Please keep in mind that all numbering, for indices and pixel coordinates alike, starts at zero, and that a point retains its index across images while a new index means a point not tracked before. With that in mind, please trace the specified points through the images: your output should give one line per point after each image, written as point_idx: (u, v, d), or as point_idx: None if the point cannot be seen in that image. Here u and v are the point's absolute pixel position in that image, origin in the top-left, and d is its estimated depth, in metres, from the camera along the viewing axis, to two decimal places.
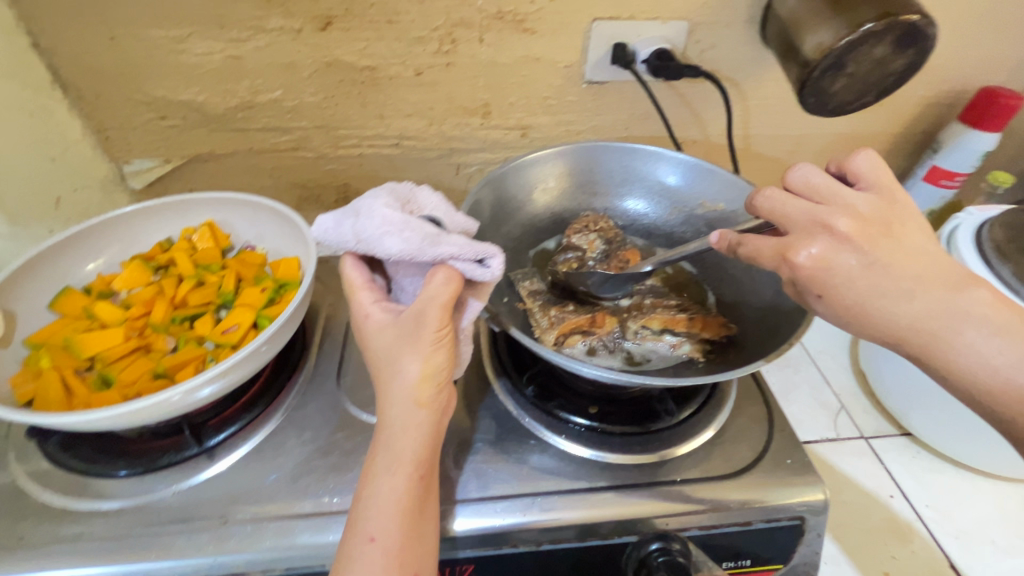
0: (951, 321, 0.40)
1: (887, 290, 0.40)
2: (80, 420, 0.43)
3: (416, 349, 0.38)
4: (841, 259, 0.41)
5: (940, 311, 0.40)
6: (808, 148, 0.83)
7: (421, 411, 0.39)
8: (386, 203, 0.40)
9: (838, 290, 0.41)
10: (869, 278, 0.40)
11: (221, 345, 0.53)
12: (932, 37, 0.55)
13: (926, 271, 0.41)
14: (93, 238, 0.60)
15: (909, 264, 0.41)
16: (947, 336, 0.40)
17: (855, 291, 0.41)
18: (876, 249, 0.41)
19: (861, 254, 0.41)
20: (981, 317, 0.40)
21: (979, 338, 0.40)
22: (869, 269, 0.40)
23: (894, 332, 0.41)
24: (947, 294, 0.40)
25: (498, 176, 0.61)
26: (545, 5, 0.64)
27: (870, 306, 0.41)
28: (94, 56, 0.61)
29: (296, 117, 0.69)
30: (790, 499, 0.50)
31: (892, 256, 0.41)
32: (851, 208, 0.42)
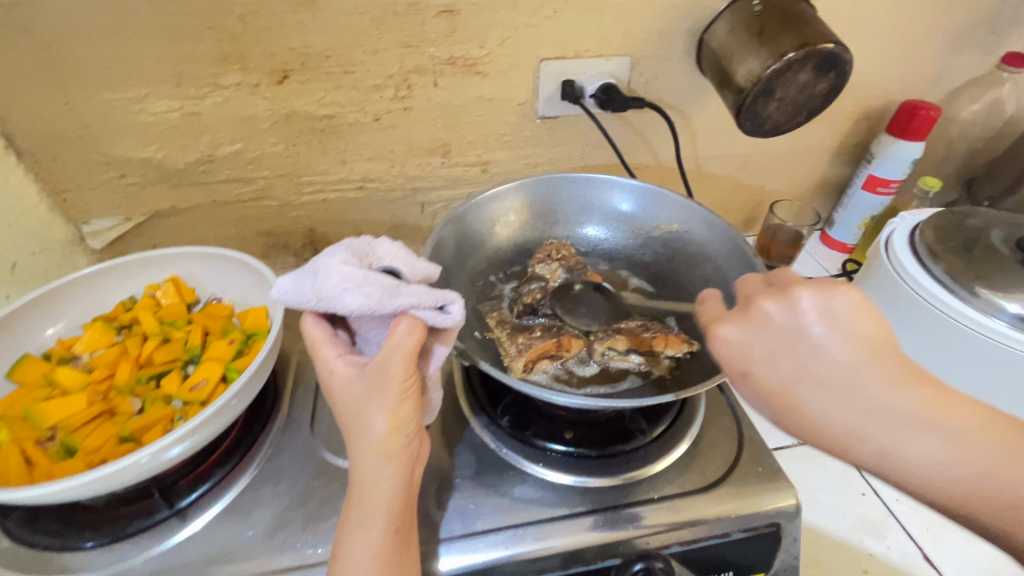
0: (894, 426, 0.36)
1: (818, 382, 0.38)
2: (45, 492, 0.41)
3: (382, 403, 0.39)
4: (754, 337, 0.40)
5: (882, 415, 0.36)
6: (754, 165, 0.87)
7: (391, 464, 0.40)
8: (343, 260, 0.41)
9: (760, 372, 0.40)
10: (790, 363, 0.38)
11: (189, 402, 0.52)
12: (849, 62, 0.60)
13: (867, 364, 0.37)
14: (51, 302, 0.59)
15: (844, 352, 0.37)
16: (892, 442, 0.36)
17: (778, 375, 0.39)
18: (802, 334, 0.38)
19: (780, 333, 0.39)
20: (929, 423, 0.36)
21: (928, 447, 0.36)
22: (794, 357, 0.38)
23: (831, 434, 0.38)
24: (891, 393, 0.36)
25: (460, 215, 0.63)
26: (494, 50, 0.67)
27: (798, 398, 0.38)
28: (48, 120, 0.61)
29: (258, 167, 0.70)
30: (763, 506, 0.51)
31: (823, 346, 0.38)
32: (784, 291, 0.40)
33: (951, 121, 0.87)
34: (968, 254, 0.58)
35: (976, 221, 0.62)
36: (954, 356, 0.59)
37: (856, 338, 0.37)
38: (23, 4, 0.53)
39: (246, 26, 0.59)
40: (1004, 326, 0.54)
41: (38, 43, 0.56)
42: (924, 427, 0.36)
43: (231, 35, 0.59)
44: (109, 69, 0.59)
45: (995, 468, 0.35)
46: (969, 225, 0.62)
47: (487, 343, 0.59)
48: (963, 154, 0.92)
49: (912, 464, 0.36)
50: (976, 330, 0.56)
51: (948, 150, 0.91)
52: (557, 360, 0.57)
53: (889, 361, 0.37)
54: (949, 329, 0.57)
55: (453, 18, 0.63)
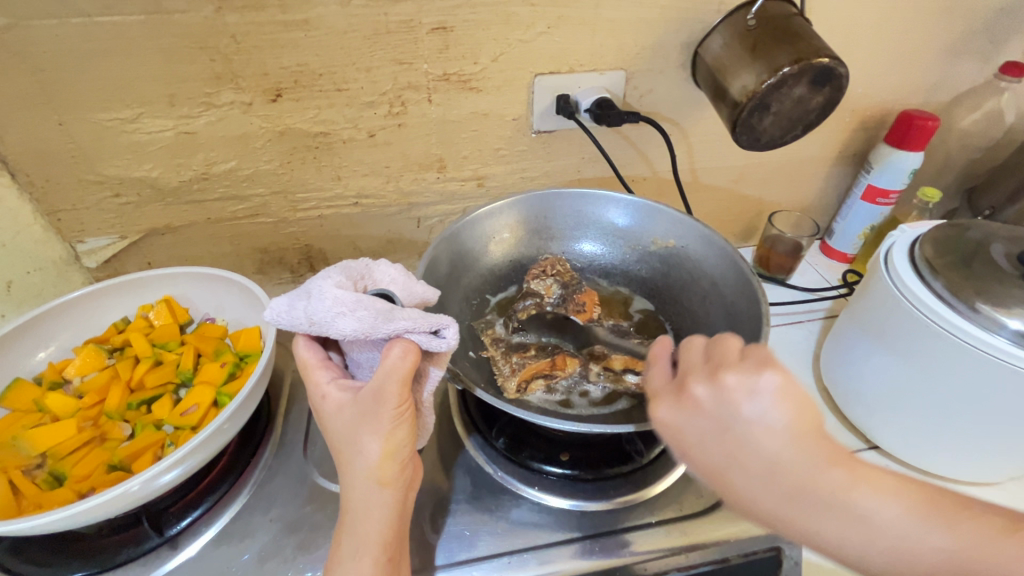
0: (820, 511, 0.34)
1: (746, 470, 0.36)
2: (31, 525, 0.41)
3: (375, 429, 0.38)
4: (690, 420, 0.38)
5: (808, 501, 0.34)
6: (752, 176, 0.87)
7: (384, 491, 0.39)
8: (337, 283, 0.41)
9: (694, 457, 0.38)
10: (723, 449, 0.36)
11: (180, 427, 0.51)
12: (845, 75, 0.60)
13: (796, 447, 0.35)
14: (44, 325, 0.58)
15: (769, 438, 0.35)
16: (818, 527, 0.34)
17: (712, 459, 0.37)
18: (734, 419, 0.36)
19: (711, 418, 0.37)
20: (851, 504, 0.34)
21: (855, 528, 0.34)
22: (723, 444, 0.36)
23: (765, 518, 0.36)
24: (816, 477, 0.34)
25: (454, 233, 0.62)
26: (488, 65, 0.66)
27: (729, 484, 0.36)
28: (41, 141, 0.61)
29: (252, 185, 0.70)
30: (763, 529, 0.51)
31: (751, 433, 0.35)
32: (714, 373, 0.38)
33: (950, 130, 0.86)
34: (967, 269, 0.57)
35: (976, 234, 0.61)
36: (953, 373, 0.57)
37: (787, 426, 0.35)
38: (14, 28, 0.53)
39: (238, 46, 0.59)
40: (1005, 343, 0.53)
41: (30, 66, 0.56)
42: (850, 508, 0.34)
43: (223, 55, 0.59)
44: (101, 91, 0.59)
45: (925, 547, 0.33)
46: (968, 238, 0.61)
47: (482, 362, 0.58)
48: (963, 163, 0.91)
49: (845, 546, 0.34)
50: (977, 347, 0.54)
51: (948, 159, 0.90)
52: (552, 380, 0.57)
53: (813, 442, 0.35)
54: (950, 346, 0.56)
55: (446, 35, 0.63)
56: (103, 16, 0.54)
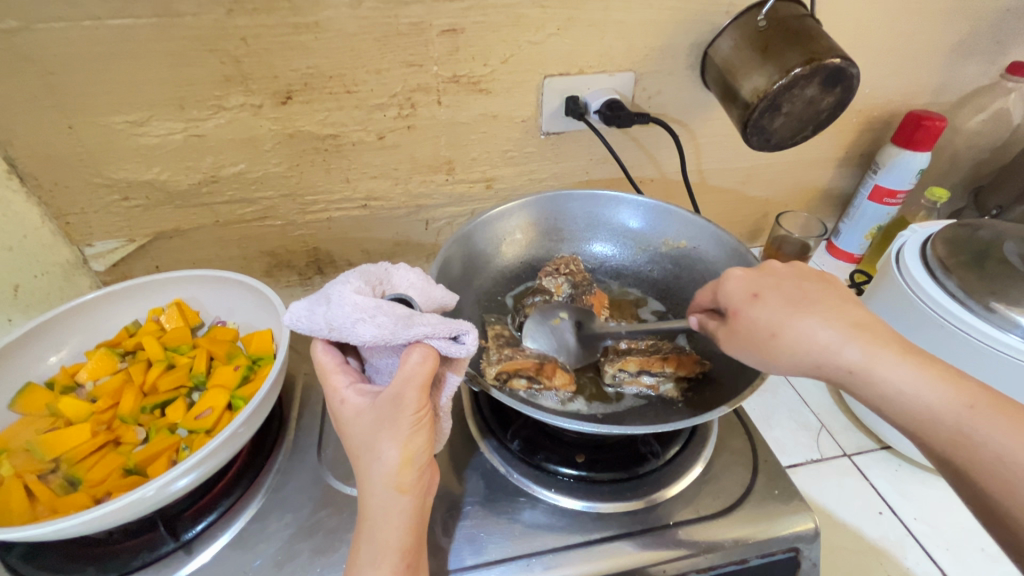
0: (870, 352, 0.41)
1: (811, 309, 0.44)
2: (47, 530, 0.41)
3: (394, 435, 0.38)
4: (764, 279, 0.47)
5: (859, 339, 0.42)
6: (759, 177, 0.87)
7: (403, 497, 0.39)
8: (356, 289, 0.41)
9: (763, 300, 0.45)
10: (789, 297, 0.45)
11: (195, 431, 0.51)
12: (855, 76, 0.60)
13: (853, 303, 0.45)
14: (54, 329, 0.58)
15: (827, 294, 0.45)
16: (868, 361, 0.41)
17: (777, 305, 0.45)
18: (799, 278, 0.47)
19: (776, 277, 0.47)
20: (894, 357, 0.41)
21: (891, 374, 0.41)
22: (790, 289, 0.46)
23: (819, 357, 0.42)
24: (862, 327, 0.42)
25: (466, 234, 0.62)
26: (497, 68, 0.67)
27: (796, 323, 0.43)
28: (50, 144, 0.61)
29: (261, 188, 0.70)
30: (780, 531, 0.51)
31: (809, 287, 0.45)
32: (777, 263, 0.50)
33: (956, 131, 0.87)
34: (980, 268, 0.58)
35: (987, 233, 0.61)
36: (966, 372, 0.58)
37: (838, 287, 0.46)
38: (25, 31, 0.53)
39: (249, 48, 0.59)
40: (1019, 343, 0.53)
41: (40, 69, 0.55)
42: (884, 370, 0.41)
43: (234, 58, 0.59)
44: (111, 93, 0.59)
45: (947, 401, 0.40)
46: (979, 237, 0.61)
47: (478, 350, 0.58)
48: (968, 163, 0.91)
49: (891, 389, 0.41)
50: (991, 346, 0.55)
51: (954, 160, 0.91)
52: (534, 383, 0.55)
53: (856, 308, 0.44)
54: (963, 345, 0.57)
55: (456, 37, 0.63)
56: (114, 19, 0.54)
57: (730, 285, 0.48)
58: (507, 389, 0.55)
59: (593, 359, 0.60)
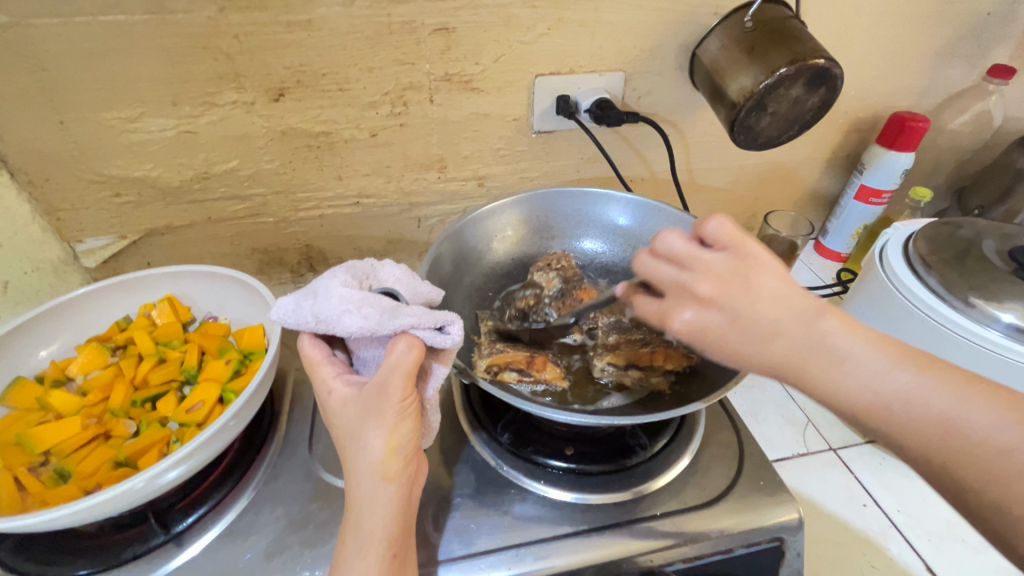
0: (823, 356, 0.36)
1: (758, 336, 0.37)
2: (39, 520, 0.41)
3: (380, 423, 0.38)
4: (709, 315, 0.38)
5: (807, 346, 0.37)
6: (747, 176, 0.88)
7: (389, 486, 0.39)
8: (343, 281, 0.41)
9: (715, 348, 0.39)
10: (739, 335, 0.38)
11: (186, 424, 0.52)
12: (839, 76, 0.61)
13: (795, 311, 0.37)
14: (46, 325, 0.58)
15: (770, 308, 0.37)
16: (827, 370, 0.36)
17: (734, 346, 0.38)
18: (741, 300, 0.37)
19: (723, 314, 0.38)
20: (849, 349, 0.36)
21: (852, 371, 0.36)
22: (734, 324, 0.38)
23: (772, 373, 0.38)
24: (809, 327, 0.37)
25: (457, 230, 0.63)
26: (488, 67, 0.67)
27: (745, 356, 0.38)
28: (42, 141, 0.61)
29: (253, 184, 0.70)
30: (765, 521, 0.51)
31: (753, 308, 0.37)
32: (712, 275, 0.38)
33: (939, 132, 0.88)
34: (961, 265, 0.59)
35: (968, 232, 0.63)
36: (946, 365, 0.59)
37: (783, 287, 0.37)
38: (16, 26, 0.53)
39: (241, 46, 0.59)
40: (998, 337, 0.54)
41: (32, 64, 0.56)
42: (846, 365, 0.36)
43: (227, 55, 0.59)
44: (103, 90, 0.59)
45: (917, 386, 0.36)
46: (960, 235, 0.63)
47: (469, 344, 0.59)
48: (952, 164, 0.93)
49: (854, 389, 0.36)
50: (971, 339, 0.56)
51: (938, 160, 0.93)
52: (524, 376, 0.56)
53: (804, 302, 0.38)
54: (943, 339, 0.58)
55: (448, 36, 0.64)
56: (106, 15, 0.54)
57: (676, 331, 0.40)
58: (497, 381, 0.56)
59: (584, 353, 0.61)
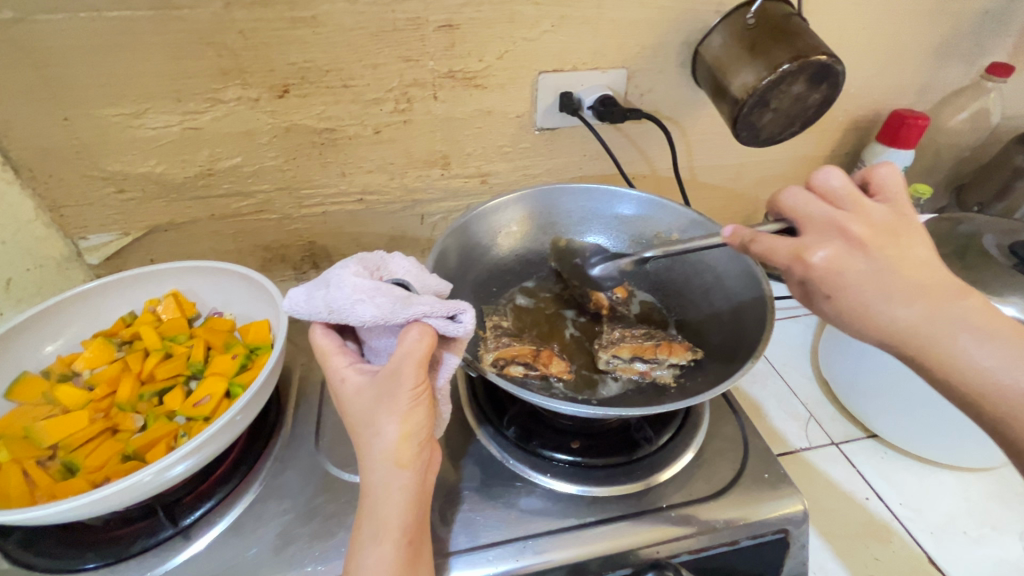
0: (948, 325, 0.40)
1: (894, 292, 0.41)
2: (47, 513, 0.41)
3: (393, 410, 0.39)
4: (851, 256, 0.42)
5: (938, 314, 0.40)
6: (749, 174, 0.89)
7: (404, 473, 0.39)
8: (355, 272, 0.41)
9: (846, 292, 0.42)
10: (873, 285, 0.41)
11: (193, 418, 0.52)
12: (841, 73, 0.62)
13: (935, 282, 0.41)
14: (51, 320, 0.58)
15: (913, 271, 0.41)
16: (948, 339, 0.40)
17: (861, 295, 0.41)
18: (885, 250, 0.42)
19: (868, 259, 0.42)
20: (975, 326, 0.40)
21: (972, 344, 0.40)
22: (878, 273, 0.41)
23: (893, 335, 0.41)
24: (944, 300, 0.41)
25: (463, 226, 0.63)
26: (492, 64, 0.68)
27: (873, 309, 0.41)
28: (46, 136, 0.61)
29: (257, 181, 0.70)
30: (769, 514, 0.52)
31: (899, 261, 0.41)
32: (868, 220, 0.43)
33: (939, 129, 0.89)
34: (961, 260, 0.60)
35: (967, 228, 0.64)
36: None
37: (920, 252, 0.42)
38: (21, 22, 0.53)
39: (246, 42, 0.59)
40: None
41: (37, 60, 0.56)
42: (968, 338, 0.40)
43: (231, 51, 0.59)
44: (108, 86, 0.59)
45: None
46: (960, 232, 0.63)
47: (474, 337, 0.59)
48: (951, 161, 0.94)
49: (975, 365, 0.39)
50: None
51: (937, 158, 0.93)
52: (530, 370, 0.56)
53: (944, 276, 0.42)
54: None
55: (452, 32, 0.64)
56: (112, 11, 0.54)
57: (811, 265, 0.43)
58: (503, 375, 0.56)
59: (596, 322, 0.65)
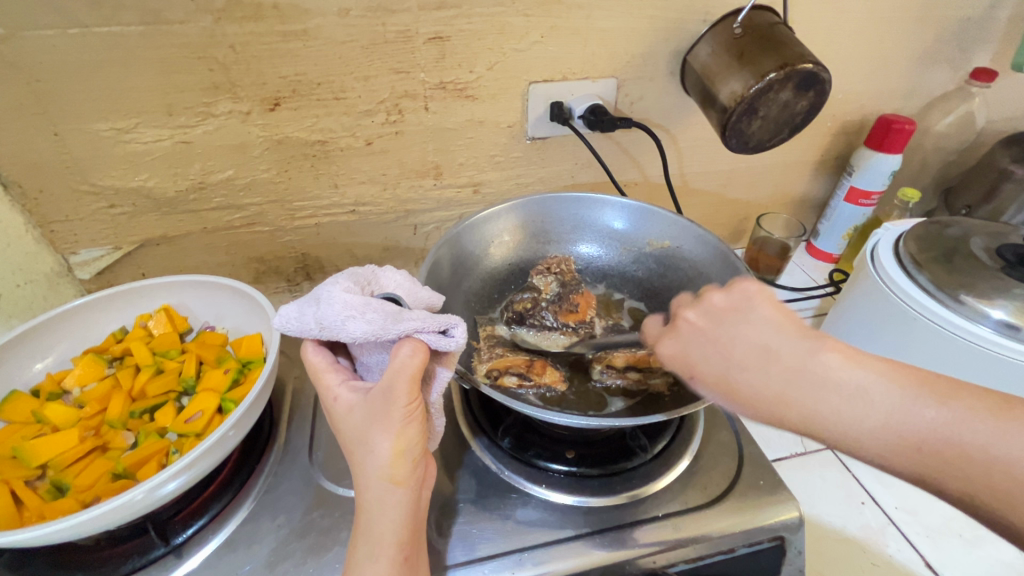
0: (813, 387, 0.40)
1: (742, 366, 0.43)
2: (35, 535, 0.40)
3: (386, 427, 0.38)
4: (693, 343, 0.47)
5: (799, 379, 0.41)
6: (740, 180, 0.89)
7: (397, 490, 0.39)
8: (345, 288, 0.41)
9: (699, 370, 0.46)
10: (714, 367, 0.45)
11: (185, 435, 0.51)
12: (827, 80, 0.62)
13: (785, 351, 0.42)
14: (42, 337, 0.58)
15: (754, 341, 0.44)
16: (824, 402, 0.40)
17: (712, 377, 0.45)
18: (716, 334, 0.46)
19: (706, 337, 0.46)
20: (844, 381, 0.40)
21: (849, 402, 0.39)
22: (716, 350, 0.45)
23: (768, 405, 0.42)
24: (802, 362, 0.41)
25: (455, 236, 0.63)
26: (483, 74, 0.68)
27: (734, 380, 0.43)
28: (35, 151, 0.60)
29: (249, 194, 0.70)
30: (765, 520, 0.52)
31: (729, 337, 0.45)
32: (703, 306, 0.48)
33: (926, 133, 0.90)
34: (949, 263, 0.60)
35: (955, 231, 0.65)
36: (940, 362, 0.60)
37: (753, 332, 0.44)
38: (10, 38, 0.53)
39: (237, 56, 0.59)
40: (990, 333, 0.56)
41: (26, 76, 0.55)
42: (842, 387, 0.40)
43: (222, 65, 0.59)
44: (98, 101, 0.59)
45: (914, 411, 0.38)
46: (948, 235, 0.64)
47: (469, 349, 0.59)
48: (938, 165, 0.95)
49: (867, 422, 0.39)
50: (964, 336, 0.57)
51: (924, 162, 0.95)
52: (524, 381, 0.56)
53: (797, 339, 0.43)
54: (936, 335, 0.59)
55: (443, 44, 0.64)
56: (102, 27, 0.54)
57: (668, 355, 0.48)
58: (497, 386, 0.56)
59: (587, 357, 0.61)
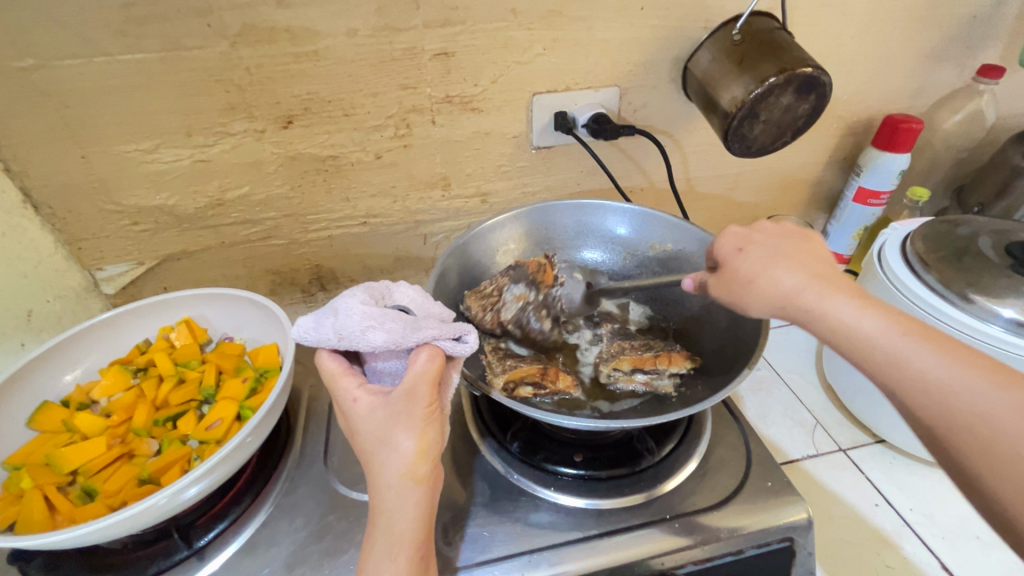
0: (824, 291, 0.44)
1: (784, 260, 0.47)
2: (67, 537, 0.43)
3: (409, 426, 0.40)
4: (750, 236, 0.50)
5: (820, 282, 0.45)
6: (747, 183, 0.90)
7: (418, 489, 0.40)
8: (362, 300, 0.43)
9: (747, 255, 0.49)
10: (759, 253, 0.48)
11: (205, 442, 0.53)
12: (828, 83, 0.63)
13: (825, 264, 0.47)
14: (70, 350, 0.60)
15: (806, 254, 0.47)
16: (829, 304, 0.44)
17: (754, 263, 0.48)
18: (777, 235, 0.50)
19: (768, 239, 0.50)
20: (847, 295, 0.44)
21: (846, 309, 0.43)
22: (776, 247, 0.48)
23: (785, 294, 0.46)
24: (829, 277, 0.45)
25: (461, 246, 0.65)
26: (488, 87, 0.70)
27: (773, 269, 0.47)
28: (65, 174, 0.63)
29: (265, 209, 0.73)
30: (774, 521, 0.52)
31: (792, 246, 0.48)
32: (776, 224, 0.52)
33: (934, 131, 0.90)
34: (958, 263, 0.60)
35: (965, 230, 0.64)
36: None
37: (809, 249, 0.48)
38: (42, 68, 0.56)
39: (252, 78, 0.62)
40: (1001, 332, 0.55)
41: (55, 103, 0.58)
42: (840, 301, 0.44)
43: (238, 87, 0.62)
44: (122, 125, 0.62)
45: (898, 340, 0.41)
46: (958, 234, 0.64)
47: (478, 361, 0.59)
48: (948, 162, 0.95)
49: (856, 328, 0.43)
50: (976, 336, 0.56)
51: (934, 160, 0.94)
52: (539, 389, 0.58)
53: (834, 270, 0.47)
54: (947, 337, 0.59)
55: (448, 59, 0.66)
56: (125, 55, 0.57)
57: (723, 243, 0.52)
58: (513, 397, 0.57)
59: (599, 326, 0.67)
